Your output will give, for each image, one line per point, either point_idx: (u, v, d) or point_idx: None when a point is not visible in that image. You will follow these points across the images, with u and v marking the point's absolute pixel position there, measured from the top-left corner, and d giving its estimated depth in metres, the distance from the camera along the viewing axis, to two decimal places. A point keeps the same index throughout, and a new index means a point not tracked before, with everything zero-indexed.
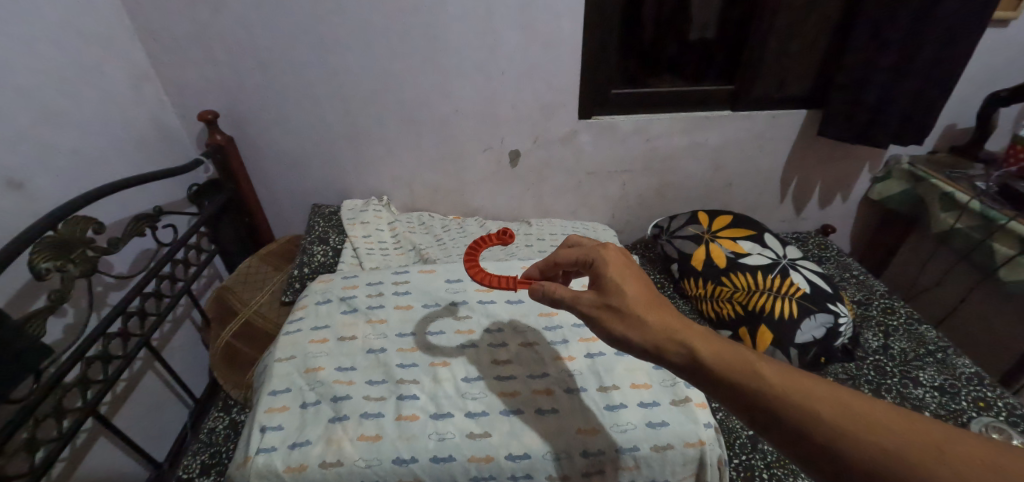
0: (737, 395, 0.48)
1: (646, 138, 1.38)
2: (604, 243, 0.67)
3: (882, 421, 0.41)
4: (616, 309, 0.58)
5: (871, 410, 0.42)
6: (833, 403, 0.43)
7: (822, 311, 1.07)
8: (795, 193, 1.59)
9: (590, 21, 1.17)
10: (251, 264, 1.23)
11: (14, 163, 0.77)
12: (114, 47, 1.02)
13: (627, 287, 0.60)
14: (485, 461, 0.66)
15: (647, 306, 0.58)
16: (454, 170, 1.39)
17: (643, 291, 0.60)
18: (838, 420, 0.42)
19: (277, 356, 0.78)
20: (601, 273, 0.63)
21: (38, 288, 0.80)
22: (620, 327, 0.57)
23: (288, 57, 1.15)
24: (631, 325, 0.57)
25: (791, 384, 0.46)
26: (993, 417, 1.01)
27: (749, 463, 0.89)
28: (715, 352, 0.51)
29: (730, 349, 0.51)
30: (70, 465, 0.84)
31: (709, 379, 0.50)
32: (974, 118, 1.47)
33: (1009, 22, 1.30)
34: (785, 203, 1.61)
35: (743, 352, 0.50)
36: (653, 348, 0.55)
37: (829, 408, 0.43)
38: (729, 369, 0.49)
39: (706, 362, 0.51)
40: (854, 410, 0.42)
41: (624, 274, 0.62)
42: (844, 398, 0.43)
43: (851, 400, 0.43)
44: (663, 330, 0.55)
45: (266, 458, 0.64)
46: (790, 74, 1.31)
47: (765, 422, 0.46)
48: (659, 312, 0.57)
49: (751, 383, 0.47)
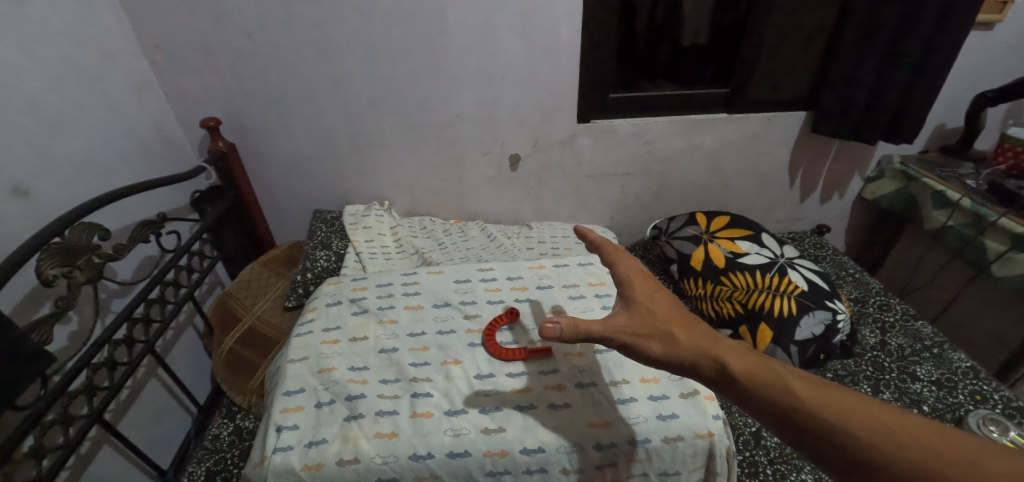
0: (769, 407, 0.47)
1: (644, 141, 1.40)
2: (623, 259, 0.67)
3: (915, 437, 0.41)
4: (646, 329, 0.57)
5: (904, 427, 0.42)
6: (868, 421, 0.43)
7: (821, 309, 1.09)
8: (806, 177, 1.57)
9: (587, 25, 1.19)
10: (254, 269, 1.24)
11: (21, 171, 0.78)
12: (117, 57, 1.03)
13: (655, 307, 0.59)
14: (500, 456, 0.67)
15: (678, 323, 0.57)
16: (455, 175, 1.41)
17: (670, 310, 0.59)
18: (873, 436, 0.42)
19: (290, 357, 0.78)
20: (629, 295, 0.61)
21: (44, 295, 0.80)
22: (650, 345, 0.56)
23: (290, 66, 1.17)
24: (663, 344, 0.55)
25: (826, 401, 0.45)
26: (990, 409, 1.03)
27: (752, 459, 0.91)
28: (748, 366, 0.50)
29: (764, 365, 0.50)
30: (75, 472, 0.84)
31: (740, 393, 0.49)
32: (962, 118, 1.50)
33: (992, 25, 1.34)
34: (797, 185, 1.59)
35: (776, 368, 0.49)
36: (682, 364, 0.54)
37: (862, 423, 0.43)
38: (762, 383, 0.48)
39: (737, 375, 0.50)
40: (888, 426, 0.42)
41: (653, 296, 0.61)
42: (877, 413, 0.43)
43: (883, 416, 0.43)
44: (694, 347, 0.54)
45: (283, 457, 0.64)
46: (783, 78, 1.34)
47: (798, 436, 0.45)
48: (688, 330, 0.56)
49: (783, 396, 0.47)
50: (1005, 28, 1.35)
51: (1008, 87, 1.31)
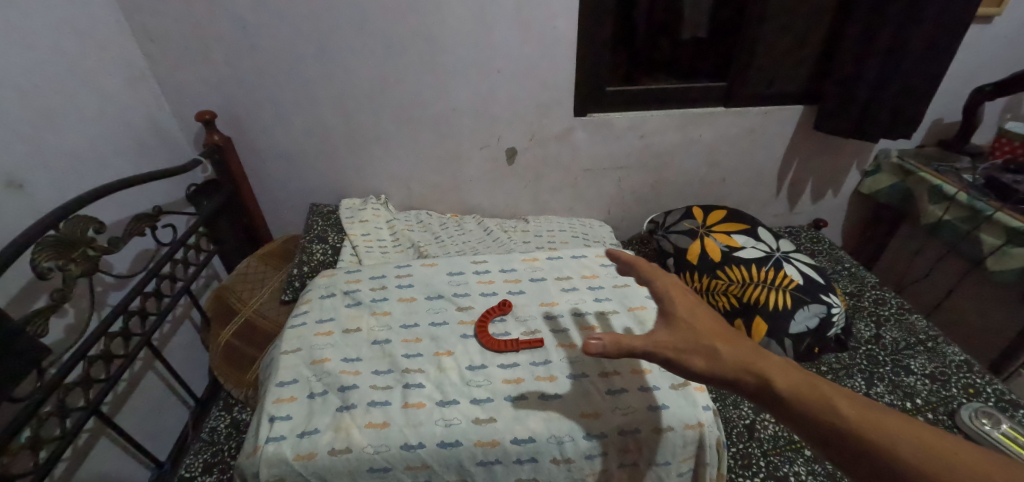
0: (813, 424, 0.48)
1: (640, 135, 1.39)
2: (663, 277, 0.67)
3: (964, 460, 0.40)
4: (688, 343, 0.58)
5: (953, 450, 0.41)
6: (911, 441, 0.42)
7: (815, 302, 1.09)
8: (793, 184, 1.60)
9: (585, 18, 1.18)
10: (251, 263, 1.24)
11: (15, 164, 0.78)
12: (111, 49, 1.02)
13: (697, 323, 0.60)
14: (491, 446, 0.67)
15: (720, 338, 0.57)
16: (451, 168, 1.40)
17: (713, 326, 0.59)
18: (918, 458, 0.41)
19: (283, 348, 0.79)
20: (668, 310, 0.62)
21: (40, 288, 0.80)
22: (692, 358, 0.57)
23: (285, 58, 1.16)
24: (705, 358, 0.56)
25: (869, 418, 0.45)
26: (982, 402, 1.03)
27: (745, 452, 0.93)
28: (790, 382, 0.51)
29: (807, 381, 0.51)
30: (73, 464, 0.84)
31: (783, 408, 0.50)
32: (960, 112, 1.50)
33: (992, 18, 1.33)
34: (783, 194, 1.62)
35: (820, 386, 0.50)
36: (724, 378, 0.54)
37: (908, 445, 0.42)
38: (805, 400, 0.49)
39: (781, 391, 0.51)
40: (935, 448, 0.41)
41: (693, 312, 0.61)
42: (924, 436, 0.43)
43: (932, 439, 0.42)
44: (735, 361, 0.55)
45: (275, 447, 0.64)
46: (781, 71, 1.33)
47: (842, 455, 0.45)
48: (731, 345, 0.57)
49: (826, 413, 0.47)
50: (1004, 22, 1.34)
51: (1006, 81, 1.31)
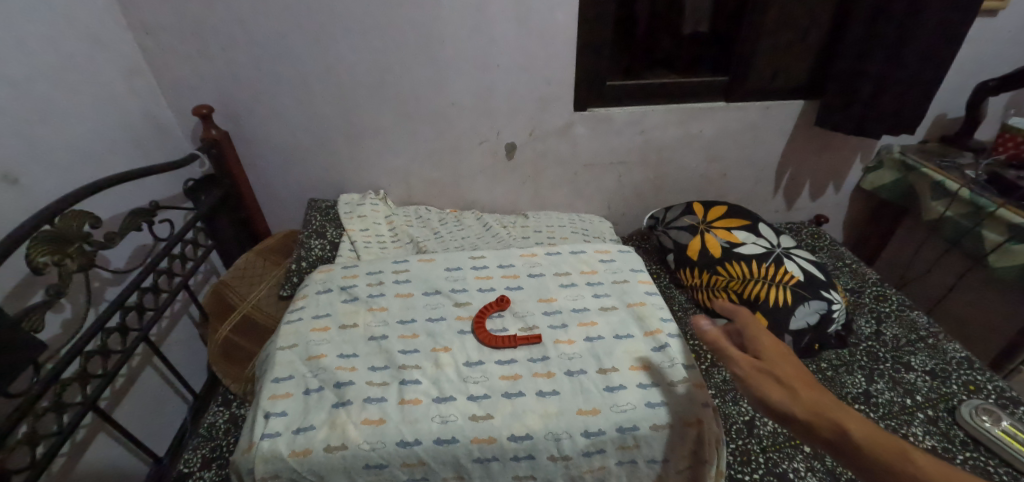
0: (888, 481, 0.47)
1: (641, 130, 1.38)
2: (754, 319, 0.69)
3: None
4: (768, 380, 0.59)
5: None
6: None
7: (816, 298, 1.09)
8: (790, 184, 1.60)
9: (585, 11, 1.17)
10: (250, 258, 1.24)
11: (9, 159, 0.77)
12: (107, 43, 1.01)
13: (780, 366, 0.61)
14: (487, 443, 0.67)
15: (801, 383, 0.58)
16: (451, 163, 1.39)
17: (798, 373, 0.60)
18: None
19: (278, 344, 0.78)
20: (755, 350, 0.64)
21: (36, 284, 0.80)
22: (770, 394, 0.58)
23: (282, 52, 1.15)
24: (781, 396, 0.57)
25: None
26: (983, 399, 1.03)
27: (745, 448, 0.93)
28: (869, 434, 0.50)
29: (886, 436, 0.49)
30: (71, 460, 0.84)
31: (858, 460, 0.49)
32: (963, 107, 1.49)
33: (997, 12, 1.31)
34: (780, 194, 1.63)
35: (901, 443, 0.48)
36: (800, 420, 0.55)
37: None
38: (884, 454, 0.48)
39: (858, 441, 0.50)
40: None
41: (782, 358, 0.63)
42: None
43: None
44: (812, 405, 0.55)
45: (270, 443, 0.64)
46: (784, 65, 1.32)
47: None
48: (812, 391, 0.57)
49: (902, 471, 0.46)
50: (1010, 16, 1.33)
51: (1011, 75, 1.30)
